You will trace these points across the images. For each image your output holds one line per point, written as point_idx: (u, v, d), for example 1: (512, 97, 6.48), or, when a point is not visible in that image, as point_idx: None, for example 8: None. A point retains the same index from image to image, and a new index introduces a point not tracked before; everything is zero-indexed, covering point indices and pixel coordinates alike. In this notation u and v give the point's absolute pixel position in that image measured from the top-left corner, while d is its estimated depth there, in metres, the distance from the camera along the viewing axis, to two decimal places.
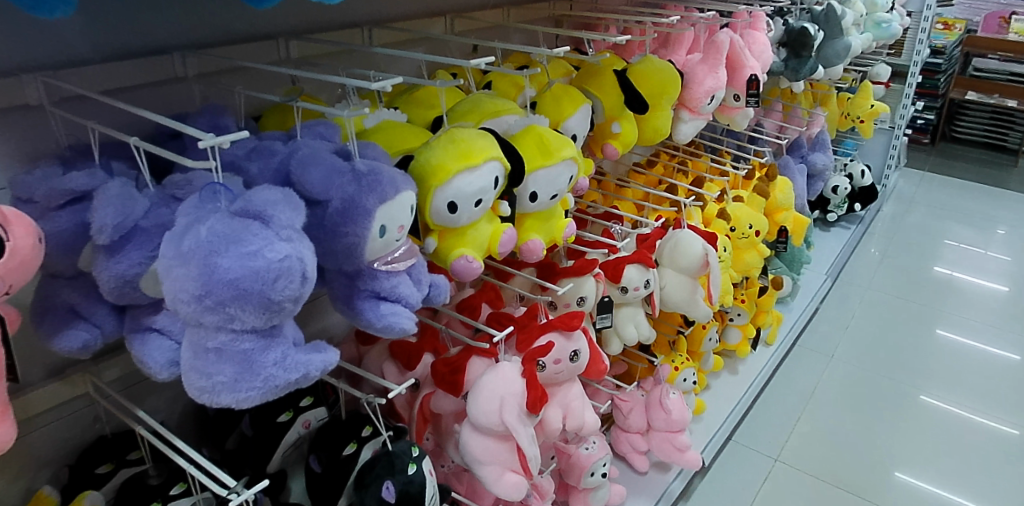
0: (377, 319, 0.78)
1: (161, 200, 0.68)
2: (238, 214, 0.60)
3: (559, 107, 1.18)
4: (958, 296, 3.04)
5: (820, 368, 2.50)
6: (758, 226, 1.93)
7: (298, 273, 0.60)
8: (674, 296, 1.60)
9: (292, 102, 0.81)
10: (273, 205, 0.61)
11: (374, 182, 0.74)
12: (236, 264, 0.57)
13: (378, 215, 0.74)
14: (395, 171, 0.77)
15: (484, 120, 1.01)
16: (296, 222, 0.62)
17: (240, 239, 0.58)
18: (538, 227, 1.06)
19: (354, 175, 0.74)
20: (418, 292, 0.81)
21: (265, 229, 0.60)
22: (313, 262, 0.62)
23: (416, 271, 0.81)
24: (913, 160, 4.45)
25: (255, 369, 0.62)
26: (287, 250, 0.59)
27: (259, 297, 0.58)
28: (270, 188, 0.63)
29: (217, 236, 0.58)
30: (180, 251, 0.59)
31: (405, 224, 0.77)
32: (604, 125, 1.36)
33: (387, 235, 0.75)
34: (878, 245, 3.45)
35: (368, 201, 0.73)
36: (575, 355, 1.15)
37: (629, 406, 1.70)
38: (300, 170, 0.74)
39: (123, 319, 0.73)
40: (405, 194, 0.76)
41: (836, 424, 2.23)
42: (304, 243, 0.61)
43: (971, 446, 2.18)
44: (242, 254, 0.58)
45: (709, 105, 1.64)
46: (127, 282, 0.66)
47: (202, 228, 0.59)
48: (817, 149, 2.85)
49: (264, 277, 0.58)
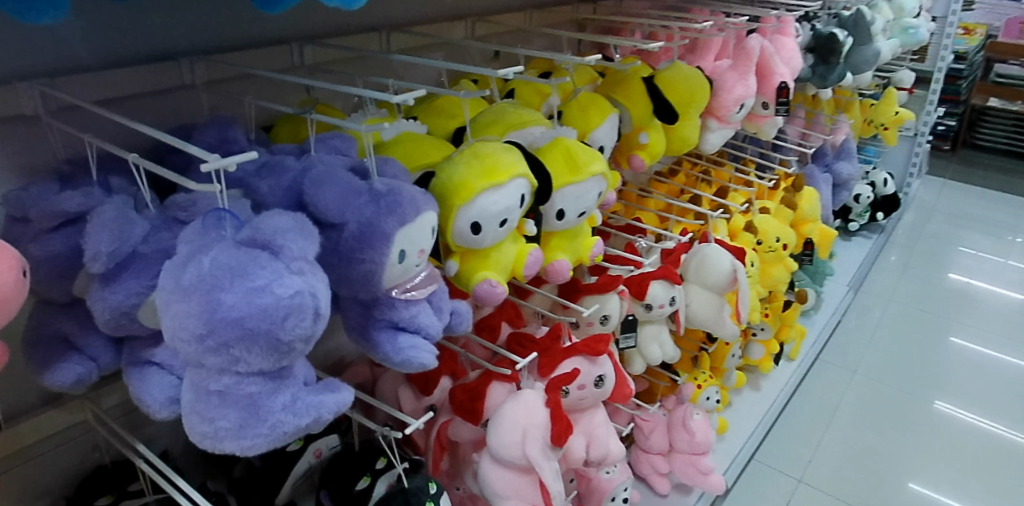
0: (394, 352, 0.71)
1: (163, 223, 0.62)
2: (245, 243, 0.54)
3: (585, 116, 1.12)
4: (975, 304, 2.98)
5: (843, 384, 2.42)
6: (786, 239, 1.85)
7: (310, 310, 0.54)
8: (700, 313, 1.53)
9: (306, 114, 0.75)
10: (283, 232, 0.55)
11: (394, 203, 0.68)
12: (242, 301, 0.51)
13: (398, 238, 0.68)
14: (418, 192, 0.72)
15: (508, 132, 0.95)
16: (310, 251, 0.56)
17: (247, 272, 0.52)
18: (564, 246, 0.99)
19: (373, 195, 0.68)
20: (439, 321, 0.75)
21: (275, 260, 0.53)
22: (328, 297, 0.56)
23: (437, 298, 0.75)
24: (934, 168, 4.35)
25: (261, 415, 0.56)
26: (299, 284, 0.53)
27: (266, 337, 0.52)
28: (280, 212, 0.57)
29: (221, 269, 0.52)
30: (180, 285, 0.53)
31: (425, 248, 0.71)
32: (631, 135, 1.30)
33: (407, 260, 0.69)
34: (900, 255, 3.36)
35: (387, 224, 0.67)
36: (601, 380, 1.10)
37: (651, 426, 1.64)
38: (313, 190, 0.67)
39: (121, 350, 0.67)
40: (426, 215, 0.70)
41: (859, 442, 2.15)
42: (318, 276, 0.55)
43: (983, 453, 2.14)
44: (249, 289, 0.52)
45: (738, 114, 1.58)
46: (123, 313, 0.61)
47: (204, 260, 0.53)
48: (842, 157, 2.77)
49: (273, 316, 0.52)
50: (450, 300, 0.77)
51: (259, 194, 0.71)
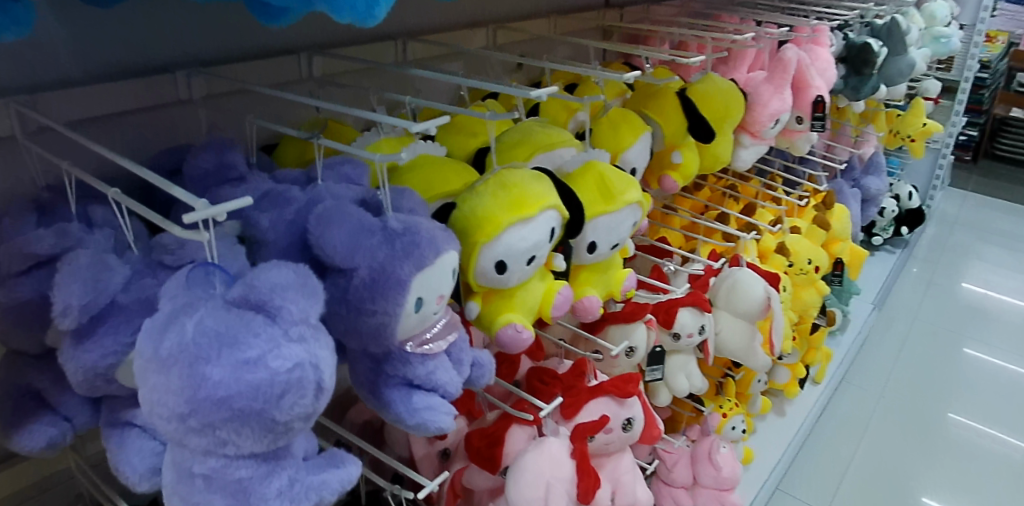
0: (409, 412, 0.63)
1: (146, 268, 0.53)
2: (237, 303, 0.45)
3: (617, 134, 1.03)
4: (992, 315, 2.93)
5: (867, 408, 2.33)
6: (818, 261, 1.76)
7: (311, 386, 0.45)
8: (730, 342, 1.45)
9: (313, 138, 0.65)
10: (281, 290, 0.46)
11: (410, 245, 0.59)
12: (230, 377, 0.43)
13: (415, 283, 0.59)
14: (438, 230, 0.63)
15: (534, 155, 0.85)
16: (312, 310, 0.48)
17: (237, 342, 0.43)
18: (593, 280, 0.90)
19: (388, 235, 0.59)
20: (458, 376, 0.67)
21: (271, 325, 0.45)
22: (332, 368, 0.47)
23: (455, 349, 0.67)
24: (956, 179, 4.24)
25: (253, 502, 0.48)
26: (299, 354, 0.45)
27: (258, 418, 0.44)
28: (279, 262, 0.48)
29: (207, 336, 0.43)
30: (158, 353, 0.44)
31: (445, 292, 0.62)
32: (663, 154, 1.21)
33: (425, 307, 0.61)
34: (924, 270, 3.25)
35: (403, 270, 0.58)
36: (629, 423, 1.01)
37: (674, 458, 1.54)
38: (318, 232, 0.59)
39: (99, 410, 0.58)
40: (446, 256, 0.62)
41: (886, 474, 2.06)
42: (323, 342, 0.47)
43: (987, 460, 2.16)
44: (239, 362, 0.43)
45: (773, 129, 1.48)
46: (98, 375, 0.52)
47: (188, 324, 0.44)
48: (871, 172, 2.68)
49: (267, 394, 0.43)
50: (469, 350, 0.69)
51: (259, 228, 0.62)
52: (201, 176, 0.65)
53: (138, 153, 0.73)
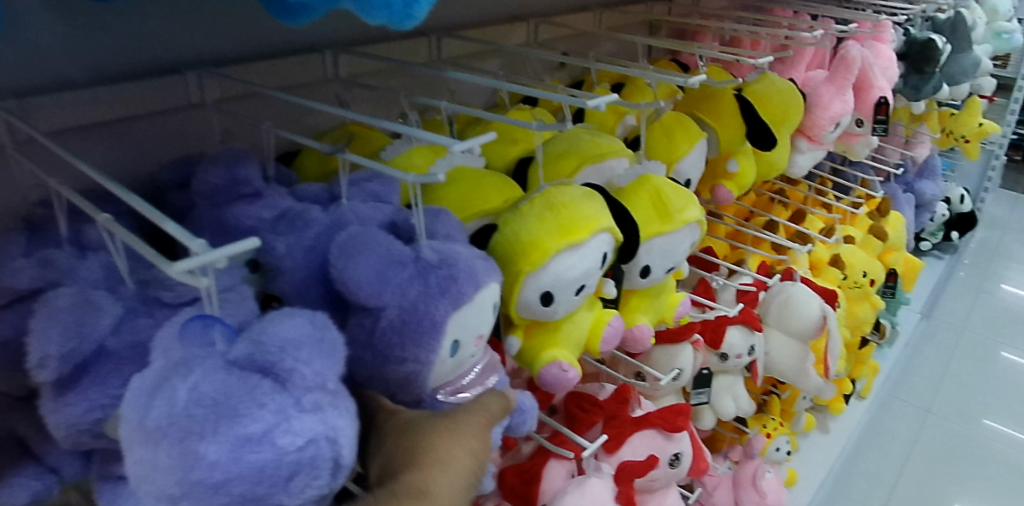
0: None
1: (141, 305, 0.46)
2: (239, 364, 0.38)
3: (670, 141, 0.93)
4: None
5: (915, 424, 2.21)
6: (873, 273, 1.65)
7: (328, 462, 0.38)
8: (781, 363, 1.35)
9: (336, 153, 0.56)
10: (293, 346, 0.38)
11: (447, 281, 0.52)
12: (230, 457, 0.35)
13: (450, 324, 0.52)
14: (481, 259, 0.56)
15: (583, 166, 0.76)
16: (331, 371, 0.40)
17: (238, 413, 0.36)
18: (643, 305, 0.82)
19: (425, 267, 0.52)
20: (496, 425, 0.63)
21: (279, 392, 0.37)
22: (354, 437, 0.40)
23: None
24: (1007, 182, 4.05)
25: None
26: (315, 427, 0.37)
27: (264, 502, 0.37)
28: (292, 309, 0.41)
29: (204, 406, 0.36)
30: (144, 426, 0.36)
31: (484, 332, 0.56)
32: (717, 161, 1.11)
33: (460, 352, 0.54)
34: (972, 275, 3.10)
35: (439, 310, 0.51)
36: (677, 459, 0.93)
37: (715, 482, 1.46)
38: (342, 271, 0.50)
39: (91, 461, 0.51)
40: (488, 293, 0.54)
41: (934, 497, 1.95)
42: (343, 409, 0.40)
43: None
44: (240, 438, 0.36)
45: (832, 133, 1.37)
46: (84, 431, 0.45)
47: (180, 391, 0.36)
48: (925, 176, 2.55)
49: (273, 478, 0.36)
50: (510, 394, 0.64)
51: (276, 255, 0.55)
52: (210, 192, 0.58)
53: (146, 162, 0.67)
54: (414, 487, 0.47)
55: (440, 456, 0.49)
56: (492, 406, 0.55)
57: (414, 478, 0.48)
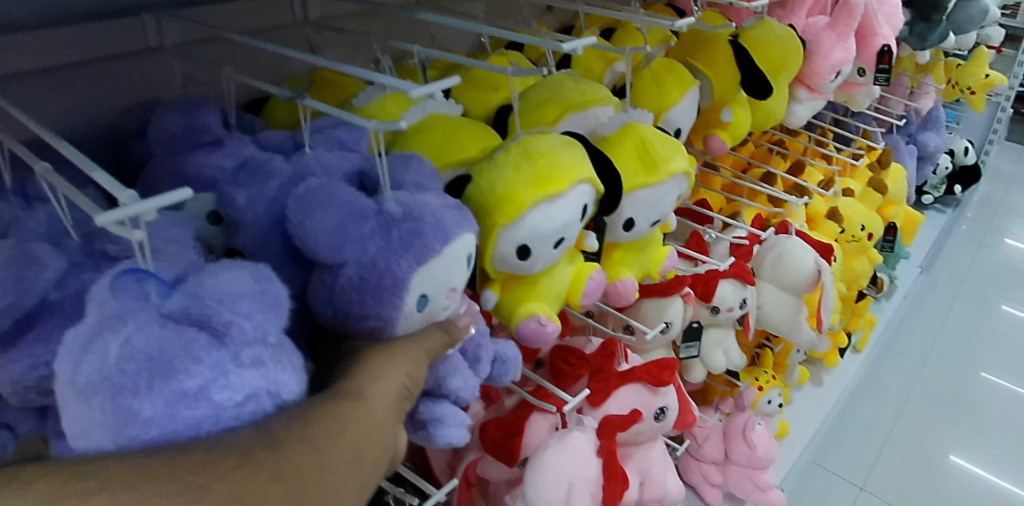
0: (417, 420, 0.60)
1: (87, 258, 0.45)
2: (175, 318, 0.39)
3: (660, 89, 0.90)
4: None
5: (909, 377, 2.21)
6: (871, 227, 1.62)
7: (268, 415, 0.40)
8: (774, 316, 1.34)
9: (297, 99, 0.54)
10: (231, 300, 0.40)
11: (411, 235, 0.49)
12: (164, 412, 0.37)
13: (416, 280, 0.50)
14: (452, 210, 0.53)
15: (566, 115, 0.74)
16: (273, 324, 0.42)
17: (173, 367, 0.37)
18: (628, 259, 0.80)
19: (391, 220, 0.50)
20: (475, 375, 0.62)
21: (216, 346, 0.39)
22: (297, 391, 0.42)
23: (472, 348, 0.61)
24: (1015, 135, 3.98)
25: None
26: (253, 383, 0.39)
27: None
28: (233, 263, 0.42)
29: (138, 361, 0.37)
30: (79, 383, 0.38)
31: (457, 285, 0.53)
32: (711, 110, 1.07)
33: (430, 306, 0.52)
34: (974, 229, 3.07)
35: (401, 266, 0.49)
36: (663, 413, 0.92)
37: (705, 433, 1.48)
38: (298, 227, 0.49)
39: (46, 418, 0.50)
40: (458, 245, 0.52)
41: (924, 447, 1.97)
42: (285, 364, 0.42)
43: None
44: (175, 393, 0.37)
45: (833, 82, 1.33)
46: (29, 389, 0.43)
47: (113, 344, 0.37)
48: (928, 127, 2.49)
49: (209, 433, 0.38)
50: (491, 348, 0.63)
51: (237, 208, 0.53)
52: (168, 141, 0.56)
53: (105, 111, 0.65)
54: (348, 390, 0.46)
55: (373, 366, 0.49)
56: (434, 343, 0.53)
57: (350, 384, 0.46)
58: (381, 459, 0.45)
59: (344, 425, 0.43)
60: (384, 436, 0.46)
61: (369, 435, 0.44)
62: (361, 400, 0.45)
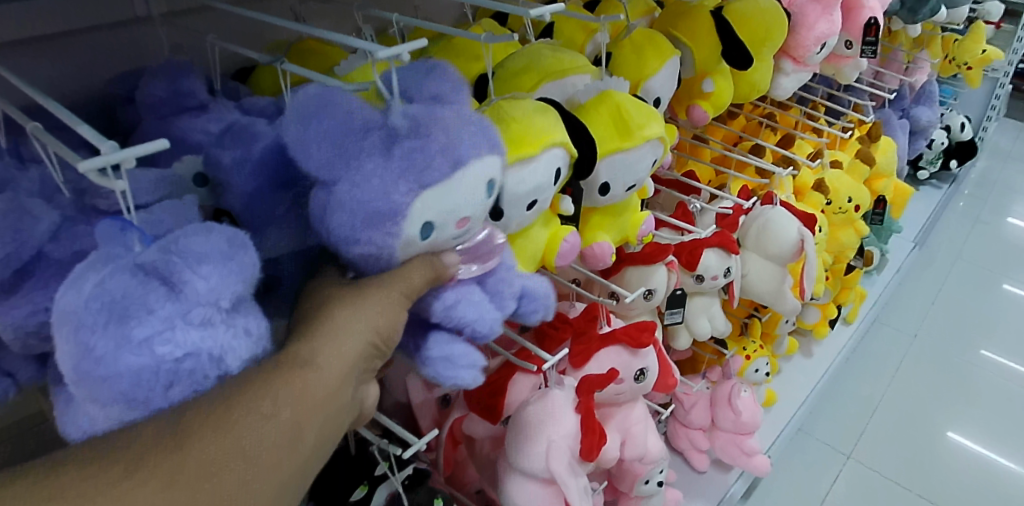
0: (427, 358, 0.63)
1: (79, 214, 0.48)
2: (145, 269, 0.43)
3: (640, 59, 0.92)
4: None
5: (898, 350, 2.24)
6: (859, 199, 1.64)
7: (207, 378, 0.45)
8: (758, 285, 1.37)
9: (277, 64, 0.57)
10: (194, 262, 0.44)
11: (416, 153, 0.53)
12: (114, 355, 0.42)
13: (419, 203, 0.54)
14: (478, 135, 0.56)
15: (544, 82, 0.76)
16: (231, 289, 0.45)
17: (127, 315, 0.42)
18: (605, 224, 0.83)
19: (407, 139, 0.53)
20: (496, 309, 0.64)
21: (171, 300, 0.43)
22: (242, 358, 0.47)
23: (492, 283, 0.64)
24: (1012, 112, 3.96)
25: None
26: (194, 341, 0.44)
27: (147, 406, 0.44)
28: (213, 225, 0.46)
29: (102, 303, 0.42)
30: (59, 312, 0.43)
31: (469, 216, 0.57)
32: (693, 81, 1.09)
33: (435, 236, 0.56)
34: (971, 206, 3.08)
35: (401, 190, 0.53)
36: (643, 374, 0.95)
37: (692, 401, 1.52)
38: (296, 146, 0.53)
39: (45, 366, 0.53)
40: (472, 174, 0.55)
41: (912, 418, 2.00)
42: (235, 329, 0.46)
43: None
44: (122, 340, 0.42)
45: (818, 54, 1.34)
46: (28, 334, 0.47)
47: (88, 283, 0.43)
48: (921, 102, 2.49)
49: (150, 383, 0.43)
50: (514, 285, 0.66)
51: (223, 169, 0.55)
52: (155, 105, 0.58)
53: (97, 76, 0.69)
54: (304, 355, 0.49)
55: (336, 325, 0.52)
56: (414, 278, 0.55)
57: (304, 349, 0.50)
58: (333, 418, 0.49)
59: (281, 396, 0.46)
60: (336, 398, 0.49)
61: (312, 404, 0.47)
62: (309, 367, 0.49)
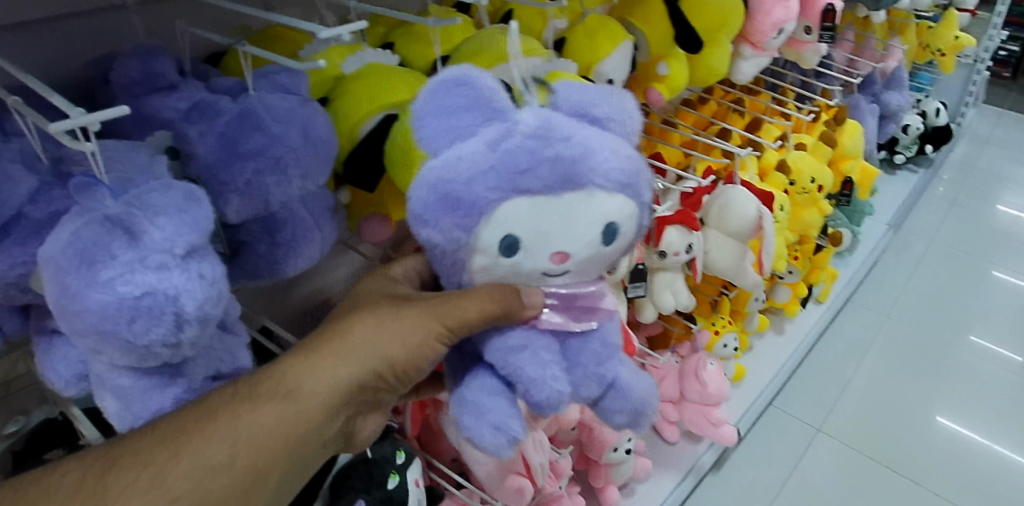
0: (462, 398, 0.68)
1: (56, 179, 0.54)
2: (112, 219, 0.49)
3: (592, 43, 0.98)
4: (1015, 237, 2.80)
5: (871, 327, 2.28)
6: (821, 180, 1.70)
7: (165, 313, 0.49)
8: (719, 261, 1.43)
9: (240, 47, 0.63)
10: (152, 214, 0.50)
11: (529, 159, 0.59)
12: (88, 293, 0.48)
13: (507, 205, 0.59)
14: (612, 172, 0.60)
15: (496, 64, 0.82)
16: (185, 238, 0.51)
17: (95, 259, 0.48)
18: None
19: (523, 137, 0.59)
20: (564, 376, 0.67)
21: (131, 247, 0.49)
22: (197, 300, 0.50)
23: (572, 350, 0.67)
24: (993, 96, 4.00)
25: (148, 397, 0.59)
26: (150, 281, 0.49)
27: (116, 337, 0.50)
28: (172, 183, 0.53)
29: (76, 247, 0.49)
30: (44, 255, 0.50)
31: (566, 252, 0.61)
32: (648, 65, 1.16)
33: (522, 256, 0.62)
34: (950, 189, 3.10)
35: (493, 191, 0.59)
36: None
37: (662, 374, 1.58)
38: (420, 110, 0.61)
39: (27, 318, 0.60)
40: (580, 200, 0.60)
41: (884, 394, 2.03)
42: (190, 272, 0.50)
43: (993, 386, 2.10)
44: (92, 280, 0.48)
45: (776, 40, 1.40)
46: (12, 284, 0.54)
47: (63, 233, 0.49)
48: (891, 87, 2.55)
49: (116, 317, 0.49)
50: (599, 370, 0.68)
51: (190, 141, 0.61)
52: (128, 85, 0.63)
53: (76, 60, 0.75)
54: (300, 384, 0.63)
55: (336, 356, 0.65)
56: (467, 310, 0.62)
57: (295, 384, 0.63)
58: (301, 444, 0.63)
59: (245, 428, 0.60)
60: (308, 428, 0.63)
61: (278, 430, 0.61)
62: (289, 399, 0.62)
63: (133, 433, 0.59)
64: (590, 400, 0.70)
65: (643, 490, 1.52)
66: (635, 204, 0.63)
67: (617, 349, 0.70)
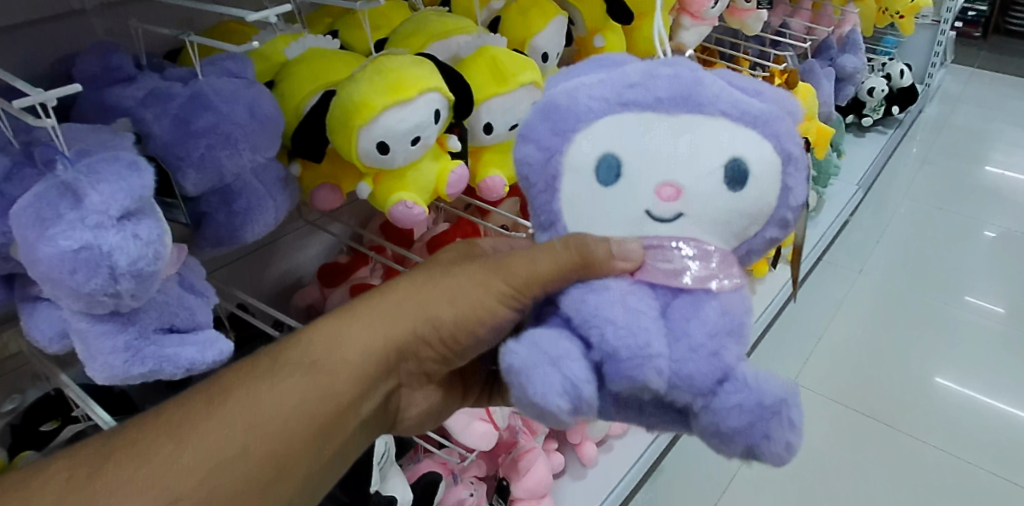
0: (526, 338, 0.60)
1: (26, 158, 0.61)
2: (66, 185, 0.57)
3: (526, 20, 1.05)
4: (987, 192, 2.85)
5: (848, 285, 2.34)
6: None
7: (101, 264, 0.58)
8: None
9: (185, 38, 0.70)
10: (95, 181, 0.58)
11: (644, 79, 0.63)
12: (44, 247, 0.56)
13: (608, 118, 0.62)
14: (740, 104, 0.62)
15: (430, 43, 0.89)
16: (123, 201, 0.59)
17: (46, 217, 0.56)
18: (499, 160, 0.97)
19: (645, 68, 0.64)
20: (665, 344, 0.59)
21: (76, 207, 0.57)
22: (128, 255, 0.59)
23: (676, 321, 0.60)
24: (963, 56, 4.05)
25: (108, 347, 0.66)
26: (87, 238, 0.57)
27: (65, 285, 0.58)
28: (117, 156, 0.60)
29: (35, 207, 0.56)
30: (13, 214, 0.58)
31: (676, 181, 0.61)
32: (586, 38, 1.23)
33: (621, 180, 0.62)
34: (922, 149, 3.16)
35: (597, 102, 0.63)
36: None
37: None
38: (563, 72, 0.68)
39: (13, 288, 0.68)
40: (697, 119, 0.61)
41: (861, 347, 2.09)
42: (125, 232, 0.58)
43: (970, 335, 2.15)
44: (42, 234, 0.56)
45: (714, 9, 1.47)
46: None
47: (24, 197, 0.57)
48: (847, 50, 2.61)
49: (63, 266, 0.57)
50: (710, 346, 0.59)
51: (146, 123, 0.69)
52: (90, 78, 0.71)
53: (45, 61, 0.83)
54: (320, 358, 0.71)
55: (355, 329, 0.73)
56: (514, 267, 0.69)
57: (316, 356, 0.71)
58: (330, 408, 0.70)
59: (265, 398, 0.67)
60: (333, 393, 0.70)
61: (301, 398, 0.68)
62: (311, 370, 0.70)
63: (148, 416, 0.65)
64: (698, 393, 0.58)
65: (620, 444, 1.59)
66: (774, 151, 0.62)
67: (737, 329, 0.61)
